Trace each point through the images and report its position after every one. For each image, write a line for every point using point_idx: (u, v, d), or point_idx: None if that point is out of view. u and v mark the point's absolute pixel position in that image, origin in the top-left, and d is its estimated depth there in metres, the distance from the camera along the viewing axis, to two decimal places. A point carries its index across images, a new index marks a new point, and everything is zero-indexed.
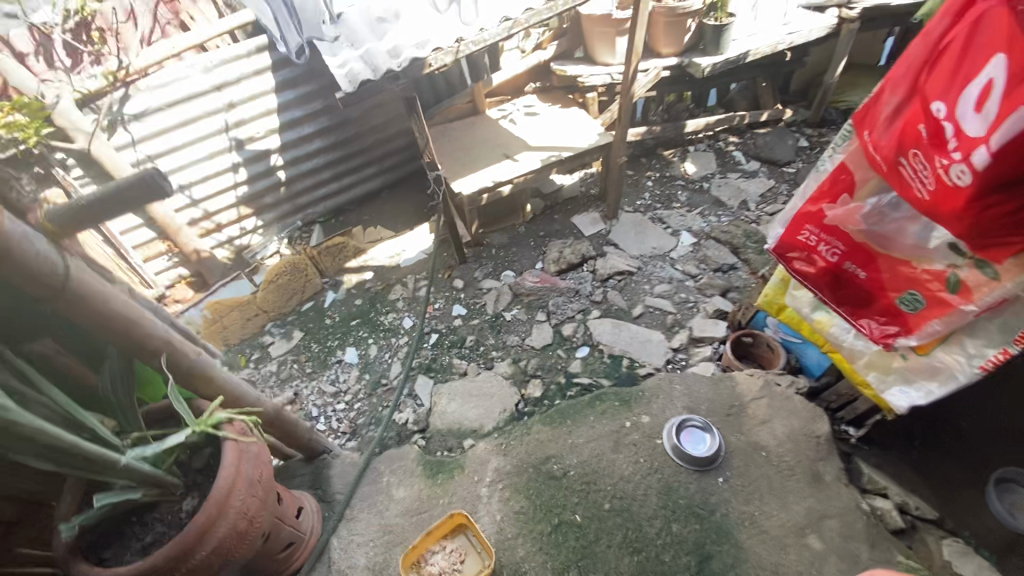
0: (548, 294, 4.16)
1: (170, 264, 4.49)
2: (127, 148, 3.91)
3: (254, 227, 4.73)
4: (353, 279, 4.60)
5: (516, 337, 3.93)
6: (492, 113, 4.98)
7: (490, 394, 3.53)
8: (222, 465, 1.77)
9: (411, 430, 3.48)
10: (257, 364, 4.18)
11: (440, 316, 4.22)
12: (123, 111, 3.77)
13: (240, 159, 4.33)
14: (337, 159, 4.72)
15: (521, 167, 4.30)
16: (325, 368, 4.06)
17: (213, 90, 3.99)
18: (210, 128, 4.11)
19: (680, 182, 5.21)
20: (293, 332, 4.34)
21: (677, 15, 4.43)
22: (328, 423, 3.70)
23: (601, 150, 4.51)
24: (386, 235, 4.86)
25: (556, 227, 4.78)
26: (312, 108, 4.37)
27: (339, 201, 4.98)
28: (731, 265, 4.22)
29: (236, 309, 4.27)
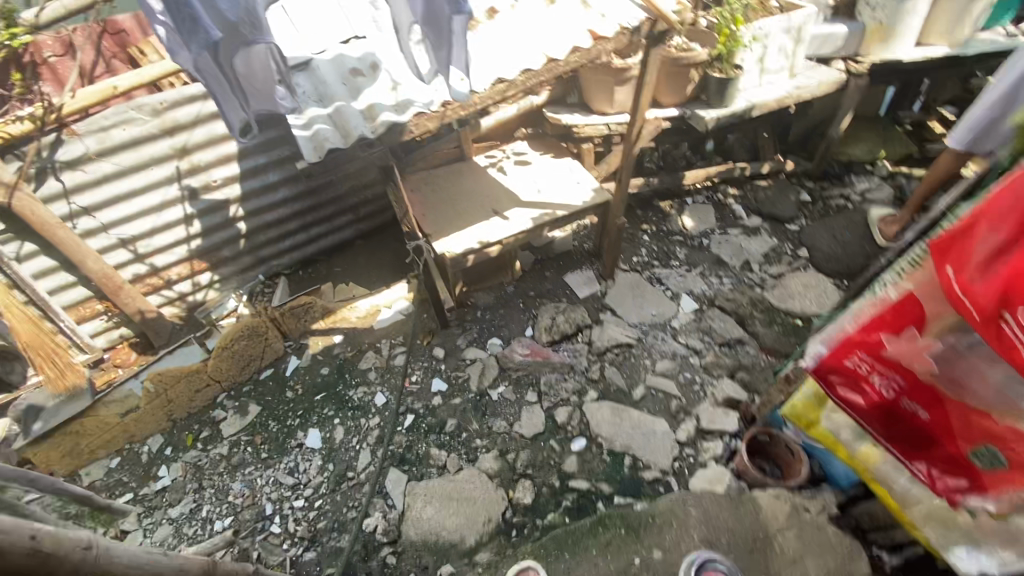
0: (539, 370, 3.72)
1: (107, 326, 3.95)
2: (58, 200, 3.38)
3: (209, 281, 4.24)
4: (320, 342, 4.11)
5: (503, 421, 3.48)
6: (479, 159, 4.58)
7: (472, 498, 3.08)
8: None
9: (379, 539, 3.02)
10: (205, 446, 3.64)
11: (418, 393, 3.73)
12: (54, 158, 3.25)
13: (192, 211, 3.85)
14: (306, 208, 4.28)
15: (511, 227, 3.87)
16: (283, 453, 3.53)
17: (162, 135, 3.49)
18: (159, 177, 3.61)
19: (680, 237, 4.86)
20: (248, 407, 3.82)
21: (681, 66, 4.11)
22: (284, 526, 3.18)
23: (598, 208, 4.13)
24: (359, 292, 4.40)
25: (547, 287, 4.37)
26: (275, 155, 3.91)
27: (307, 252, 4.55)
28: (738, 339, 3.86)
29: (183, 378, 3.71)
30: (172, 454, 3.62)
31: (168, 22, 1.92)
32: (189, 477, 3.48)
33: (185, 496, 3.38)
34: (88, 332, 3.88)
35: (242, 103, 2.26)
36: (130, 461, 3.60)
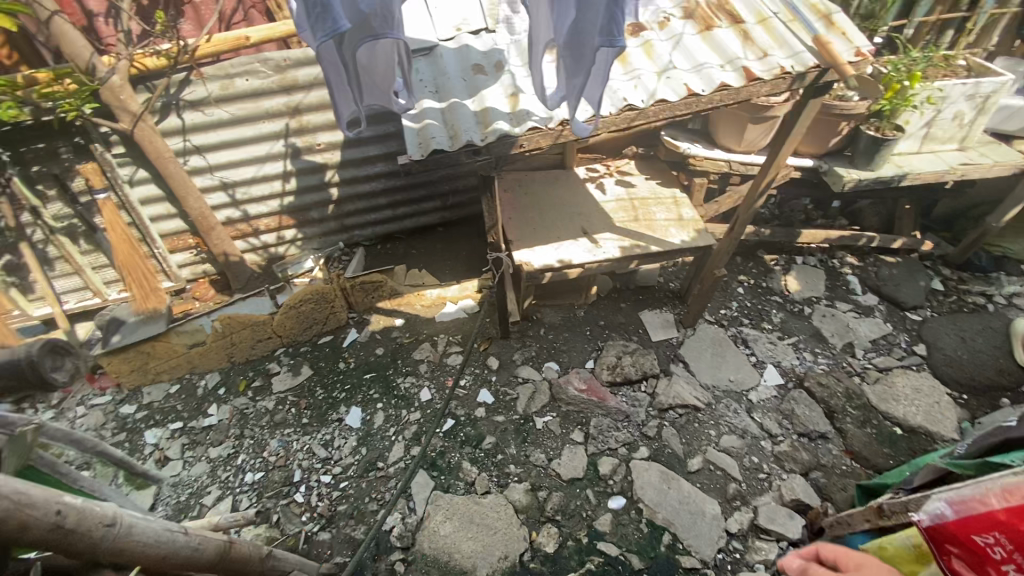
0: (590, 410, 3.48)
1: (193, 259, 4.19)
2: (175, 135, 3.53)
3: (293, 238, 4.37)
4: (381, 322, 4.11)
5: (542, 454, 3.28)
6: (580, 170, 4.34)
7: (493, 528, 2.92)
8: None
9: (393, 541, 2.94)
10: (254, 395, 3.74)
11: (463, 399, 3.61)
12: (180, 96, 3.38)
13: (292, 168, 3.92)
14: (397, 186, 4.29)
15: (598, 252, 3.61)
16: (322, 424, 3.53)
17: (280, 92, 3.55)
18: (269, 131, 3.69)
19: (779, 298, 4.39)
20: (301, 368, 3.89)
21: (832, 115, 3.63)
22: (307, 496, 3.16)
23: (698, 252, 3.76)
24: (428, 281, 4.35)
25: (618, 320, 4.11)
26: (380, 130, 3.89)
27: (389, 228, 4.58)
28: (821, 433, 3.41)
29: (250, 326, 3.79)
30: (225, 395, 3.75)
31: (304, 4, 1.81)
32: (234, 422, 3.58)
33: (226, 439, 3.49)
34: (177, 263, 4.14)
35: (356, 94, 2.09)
36: (186, 391, 3.79)
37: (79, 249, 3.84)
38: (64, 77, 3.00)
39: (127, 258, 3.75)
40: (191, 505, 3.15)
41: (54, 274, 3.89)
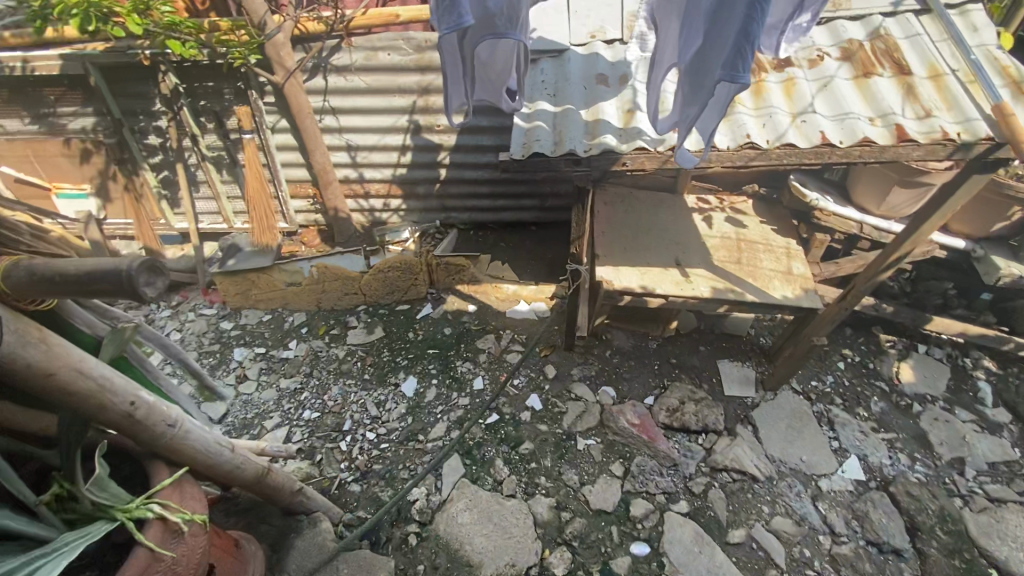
0: (637, 446, 3.34)
1: (308, 208, 4.59)
2: (318, 94, 3.88)
3: (397, 208, 4.63)
4: (455, 304, 4.24)
5: (576, 475, 3.21)
6: (690, 199, 4.13)
7: (509, 532, 2.92)
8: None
9: (413, 513, 3.02)
10: (330, 341, 4.04)
11: (513, 398, 3.63)
12: (329, 60, 3.70)
13: (410, 143, 4.15)
14: (502, 178, 4.38)
15: (685, 287, 3.42)
16: (380, 384, 3.73)
17: (415, 71, 3.76)
18: (398, 105, 3.93)
19: (884, 385, 3.87)
20: (375, 327, 4.13)
21: (1003, 194, 3.11)
22: (350, 446, 3.36)
23: (799, 313, 3.42)
24: (509, 276, 4.41)
25: (691, 363, 3.88)
26: (498, 121, 3.98)
27: (485, 217, 4.69)
28: (896, 549, 2.97)
29: (341, 279, 4.10)
30: (306, 334, 4.09)
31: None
32: (307, 360, 3.90)
33: (296, 374, 3.81)
34: (294, 208, 4.57)
35: (468, 87, 2.14)
36: (275, 323, 4.19)
37: (222, 178, 4.38)
38: (239, 29, 3.42)
39: (256, 196, 4.21)
40: (254, 424, 3.49)
41: (198, 196, 4.47)
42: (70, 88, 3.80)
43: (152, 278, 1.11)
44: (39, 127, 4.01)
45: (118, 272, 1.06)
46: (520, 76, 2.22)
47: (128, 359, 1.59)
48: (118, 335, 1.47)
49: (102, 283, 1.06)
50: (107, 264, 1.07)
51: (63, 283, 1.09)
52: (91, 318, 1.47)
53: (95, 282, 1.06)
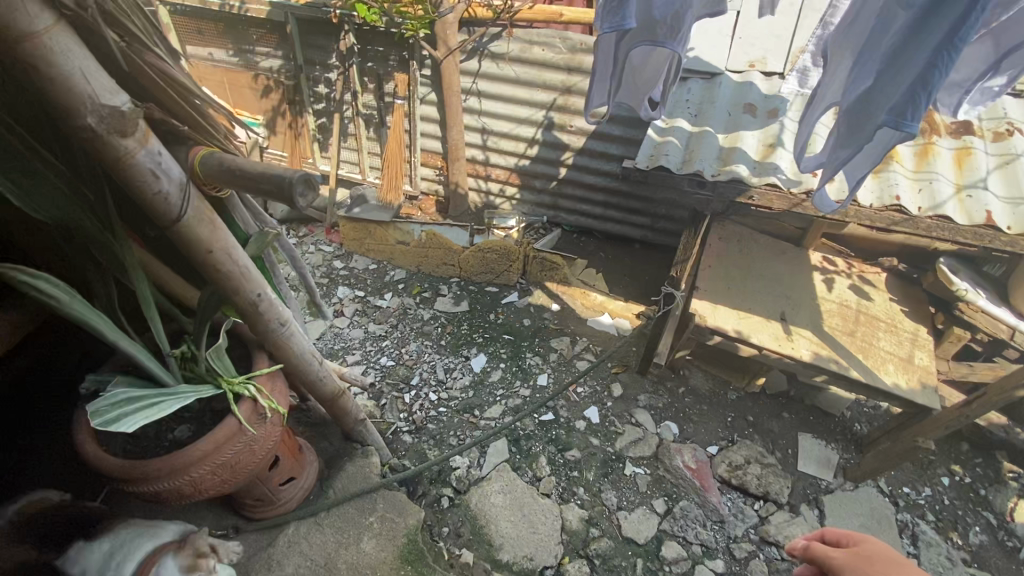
0: (686, 490, 3.20)
1: (432, 177, 4.91)
2: (468, 75, 4.15)
3: (511, 196, 4.80)
4: (541, 299, 4.31)
5: (615, 497, 3.15)
6: (814, 255, 3.85)
7: (535, 527, 2.93)
8: (208, 435, 1.67)
9: (451, 478, 3.16)
10: (420, 301, 4.31)
11: (573, 404, 3.65)
12: (487, 46, 3.94)
13: (540, 137, 4.29)
14: (619, 190, 4.39)
15: (783, 344, 3.21)
16: (453, 352, 3.93)
17: (563, 69, 3.88)
18: (539, 99, 4.08)
19: (991, 518, 3.34)
20: (462, 300, 4.34)
21: None
22: (413, 401, 3.57)
23: (908, 407, 3.06)
24: (600, 286, 4.41)
25: (768, 426, 3.63)
26: (631, 133, 3.99)
27: (592, 224, 4.71)
28: None
29: (444, 249, 4.37)
30: (401, 290, 4.40)
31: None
32: (395, 313, 4.20)
33: (383, 323, 4.12)
34: (420, 174, 4.91)
35: (614, 87, 2.21)
36: (378, 273, 4.54)
37: (368, 134, 4.82)
38: (417, 3, 3.76)
39: (393, 156, 4.61)
40: (337, 355, 3.83)
41: (345, 145, 4.97)
42: (270, 32, 4.41)
43: (307, 191, 1.29)
44: (238, 60, 4.68)
45: (287, 181, 1.25)
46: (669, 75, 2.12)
47: (264, 260, 1.86)
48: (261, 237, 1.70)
49: (272, 186, 1.26)
50: (280, 173, 1.26)
51: (243, 177, 1.30)
52: (247, 218, 1.74)
53: (266, 185, 1.25)
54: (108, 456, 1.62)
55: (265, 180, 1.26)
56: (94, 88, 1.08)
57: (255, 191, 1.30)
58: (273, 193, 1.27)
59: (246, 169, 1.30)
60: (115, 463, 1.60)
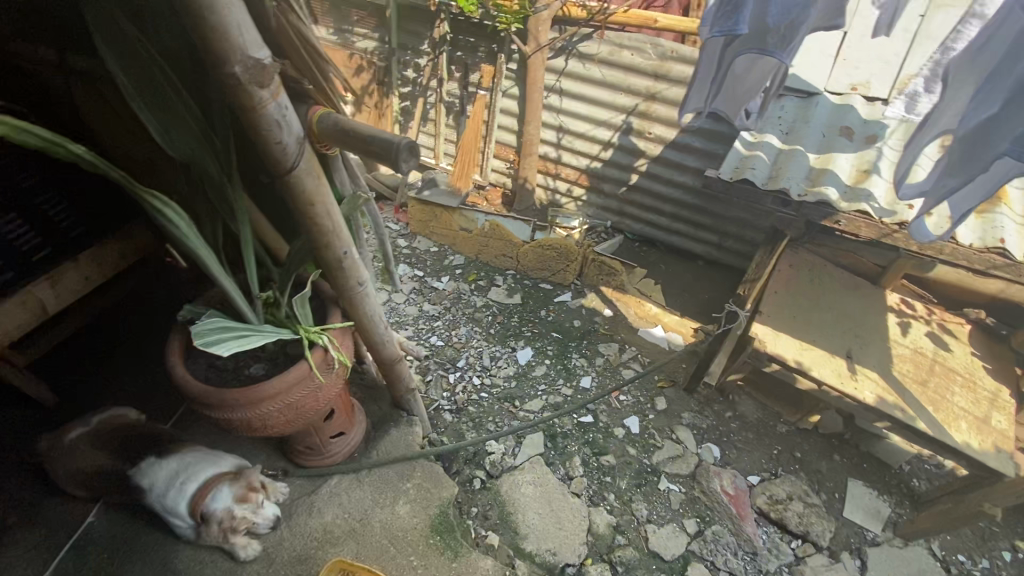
0: (720, 515, 3.11)
1: (502, 169, 5.00)
2: (553, 73, 4.21)
3: (578, 197, 4.82)
4: (594, 303, 4.30)
5: (646, 510, 3.10)
6: (891, 295, 3.66)
7: (561, 524, 2.93)
8: (282, 376, 1.81)
9: (485, 462, 3.21)
10: (476, 288, 4.41)
11: (613, 410, 3.63)
12: (577, 45, 3.98)
13: (616, 141, 4.28)
14: (689, 203, 4.32)
15: (846, 381, 3.06)
16: (500, 342, 3.99)
17: (649, 76, 3.87)
18: (620, 103, 4.08)
19: None
20: (515, 293, 4.39)
21: None
22: (457, 381, 3.66)
23: (978, 469, 2.84)
24: (656, 298, 4.36)
25: (816, 465, 3.47)
26: (711, 147, 3.92)
27: (657, 234, 4.66)
28: None
29: (505, 240, 4.44)
30: (458, 275, 4.51)
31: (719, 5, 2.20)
32: (450, 296, 4.31)
33: (437, 304, 4.24)
34: (491, 165, 5.00)
35: (715, 92, 2.45)
36: (438, 256, 4.67)
37: (447, 122, 4.97)
38: None
39: (467, 143, 4.75)
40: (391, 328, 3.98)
41: (423, 130, 5.13)
42: (370, 14, 4.62)
43: (410, 158, 1.37)
44: (336, 38, 4.92)
45: (394, 149, 1.33)
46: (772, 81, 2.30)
47: (353, 221, 1.97)
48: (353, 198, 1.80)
49: (380, 151, 1.34)
50: (389, 140, 1.35)
51: (356, 141, 1.40)
52: (344, 179, 1.84)
53: (375, 149, 1.34)
54: (195, 382, 1.78)
55: (375, 144, 1.35)
56: (244, 42, 1.19)
57: (363, 154, 1.39)
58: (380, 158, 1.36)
59: (360, 132, 1.39)
60: (199, 388, 1.76)
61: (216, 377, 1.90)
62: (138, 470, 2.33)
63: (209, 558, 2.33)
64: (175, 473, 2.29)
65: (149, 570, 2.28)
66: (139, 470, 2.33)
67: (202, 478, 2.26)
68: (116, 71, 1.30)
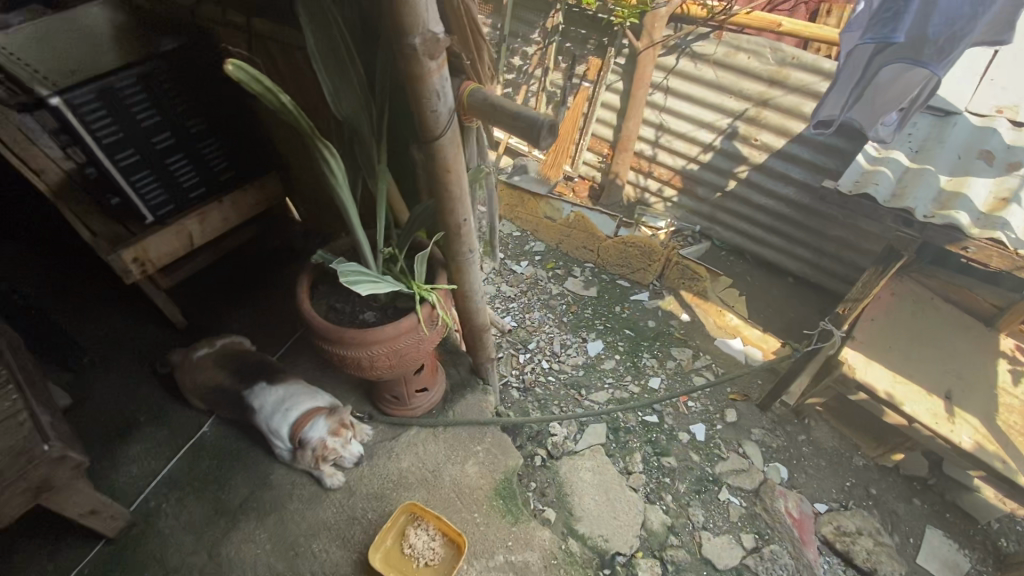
0: (781, 535, 3.01)
1: (594, 162, 5.04)
2: (662, 70, 4.18)
3: (668, 197, 4.79)
4: (672, 306, 4.26)
5: (703, 517, 3.08)
6: (1006, 339, 3.37)
7: (616, 513, 2.95)
8: (395, 324, 2.00)
9: (547, 442, 3.29)
10: (554, 276, 4.48)
11: (679, 414, 3.62)
12: (691, 44, 3.94)
13: (717, 145, 4.22)
14: (786, 215, 4.18)
15: (941, 421, 2.87)
16: (573, 332, 4.04)
17: (764, 80, 3.75)
18: (727, 106, 4.00)
19: None
20: (591, 286, 4.41)
21: None
22: (526, 362, 3.76)
23: None
24: (738, 309, 4.26)
25: (891, 505, 3.29)
26: (820, 160, 3.78)
27: (746, 244, 4.54)
28: None
29: (589, 233, 4.47)
30: (536, 262, 4.59)
31: (870, 12, 2.73)
32: (527, 281, 4.41)
33: (515, 287, 4.35)
34: (583, 158, 5.05)
35: (853, 100, 3.00)
36: (520, 240, 4.81)
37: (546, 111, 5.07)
38: None
39: (564, 133, 4.84)
40: None
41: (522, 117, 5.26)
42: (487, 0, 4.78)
43: (549, 136, 1.47)
44: None
45: (535, 127, 1.44)
46: (920, 93, 2.78)
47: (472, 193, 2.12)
48: (477, 171, 1.93)
49: (522, 126, 1.46)
50: (533, 116, 1.45)
51: (501, 114, 1.52)
52: (472, 152, 1.98)
53: (518, 124, 1.46)
54: (316, 317, 2.01)
55: (519, 119, 1.46)
56: (427, 17, 1.35)
57: (505, 126, 1.52)
58: (521, 133, 1.47)
59: (505, 107, 1.51)
60: (320, 323, 1.98)
61: (336, 315, 2.14)
62: (252, 392, 2.63)
63: (299, 483, 2.62)
64: (281, 400, 2.56)
65: (250, 482, 2.61)
66: (253, 392, 2.63)
67: (304, 409, 2.52)
68: (309, 34, 1.50)
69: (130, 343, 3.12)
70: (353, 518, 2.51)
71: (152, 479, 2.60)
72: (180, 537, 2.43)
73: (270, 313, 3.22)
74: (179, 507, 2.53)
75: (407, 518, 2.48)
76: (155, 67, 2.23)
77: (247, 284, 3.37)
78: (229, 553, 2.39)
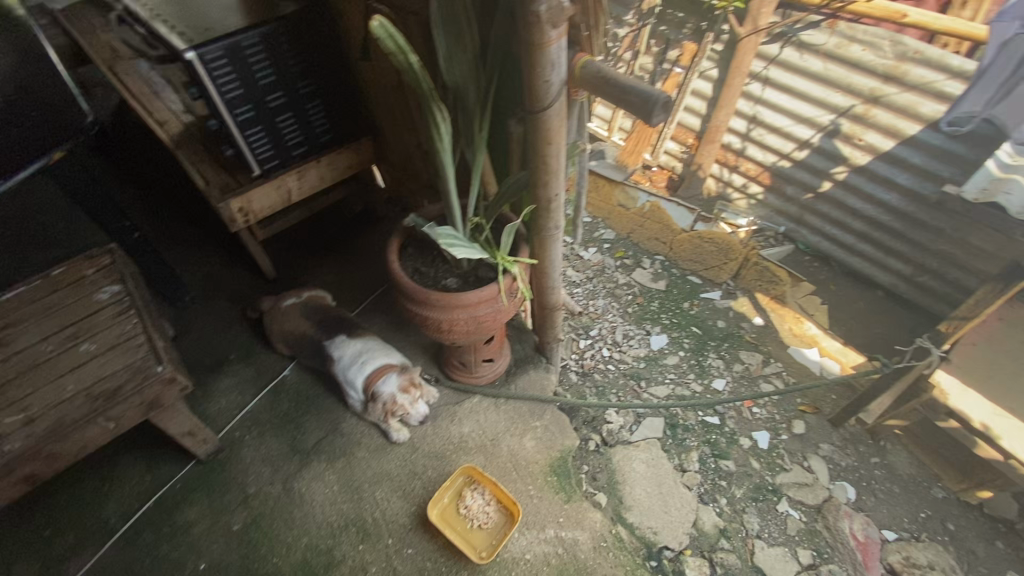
0: (842, 557, 2.85)
1: (676, 152, 4.89)
2: (762, 59, 3.96)
3: (753, 194, 4.62)
4: (745, 307, 4.07)
5: (758, 525, 2.95)
6: None
7: (668, 507, 2.90)
8: (477, 291, 2.08)
9: (602, 428, 3.24)
10: (622, 266, 4.34)
11: (744, 419, 3.47)
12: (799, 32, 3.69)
13: (815, 142, 4.02)
14: (884, 223, 3.91)
15: None
16: (637, 323, 3.90)
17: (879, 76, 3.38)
18: (832, 101, 3.75)
19: None
20: (660, 280, 4.23)
21: None
22: (586, 347, 3.70)
23: None
24: (816, 318, 4.06)
25: (970, 545, 3.05)
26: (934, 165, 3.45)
27: (833, 250, 4.30)
28: None
29: (664, 224, 4.29)
30: (605, 250, 4.47)
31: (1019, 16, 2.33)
32: (594, 268, 4.32)
33: (581, 272, 4.29)
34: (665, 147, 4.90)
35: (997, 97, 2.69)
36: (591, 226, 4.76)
37: None
38: None
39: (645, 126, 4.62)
40: None
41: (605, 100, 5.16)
42: None
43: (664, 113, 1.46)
44: None
45: (651, 103, 1.44)
46: None
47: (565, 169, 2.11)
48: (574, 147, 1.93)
49: (637, 102, 1.46)
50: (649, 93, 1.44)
51: (614, 89, 1.52)
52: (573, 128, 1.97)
53: (634, 100, 1.46)
54: (408, 280, 2.13)
55: (636, 95, 1.46)
56: None
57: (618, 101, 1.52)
58: (635, 109, 1.47)
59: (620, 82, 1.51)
60: (406, 282, 2.11)
61: (420, 277, 2.25)
62: (331, 343, 2.79)
63: (367, 433, 2.78)
64: (356, 354, 2.71)
65: (323, 426, 2.80)
66: (332, 343, 2.79)
67: (377, 364, 2.65)
68: None
69: (225, 287, 3.39)
70: (414, 473, 2.63)
71: (238, 413, 2.84)
72: (259, 467, 2.66)
73: (351, 270, 3.40)
74: (258, 441, 2.75)
75: (464, 480, 2.59)
76: (275, 27, 2.32)
77: (331, 242, 3.56)
78: (302, 488, 2.60)
